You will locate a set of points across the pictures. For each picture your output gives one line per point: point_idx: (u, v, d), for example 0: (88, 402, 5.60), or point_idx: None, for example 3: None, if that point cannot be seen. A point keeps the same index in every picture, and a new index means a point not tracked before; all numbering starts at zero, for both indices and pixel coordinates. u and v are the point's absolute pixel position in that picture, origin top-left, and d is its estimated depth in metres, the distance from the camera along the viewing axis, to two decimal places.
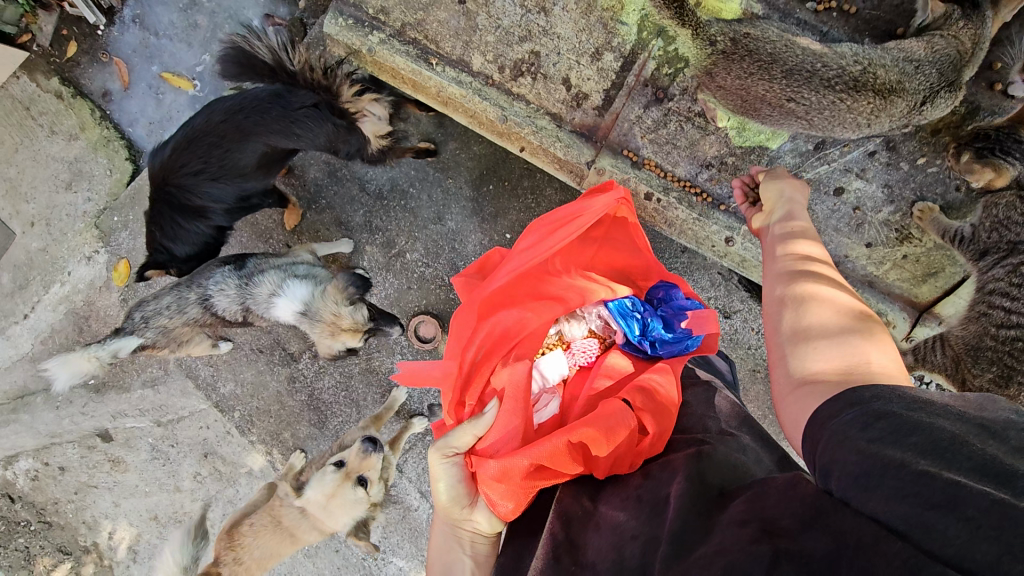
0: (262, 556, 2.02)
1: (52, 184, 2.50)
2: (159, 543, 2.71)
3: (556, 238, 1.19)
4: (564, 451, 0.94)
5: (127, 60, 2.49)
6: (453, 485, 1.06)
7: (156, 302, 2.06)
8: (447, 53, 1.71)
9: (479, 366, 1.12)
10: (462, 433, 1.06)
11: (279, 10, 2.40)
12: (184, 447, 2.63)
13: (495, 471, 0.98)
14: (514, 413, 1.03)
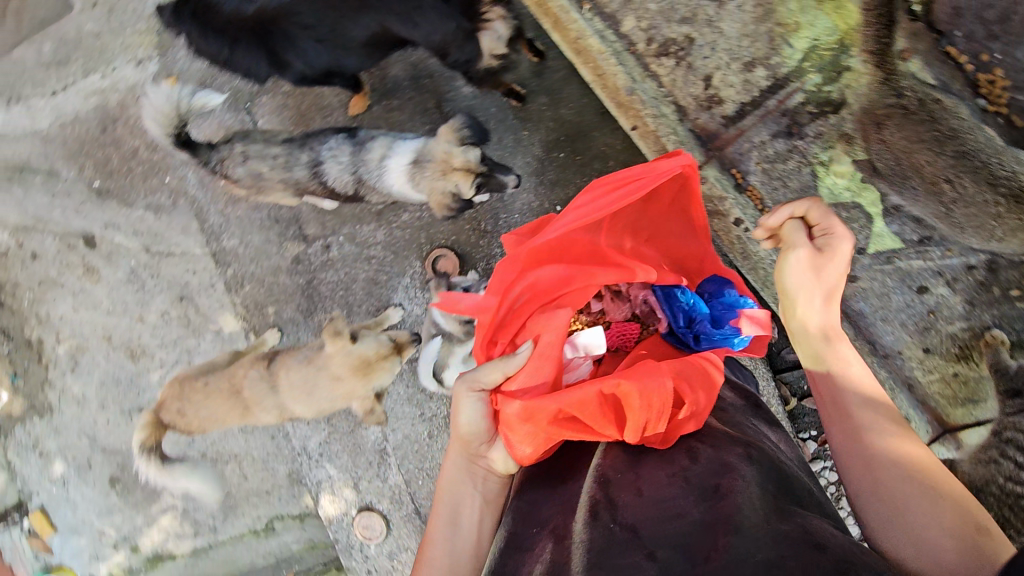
0: (208, 417, 2.01)
1: None
2: (104, 362, 2.69)
3: (612, 205, 1.25)
4: (594, 401, 1.13)
5: None
6: (476, 419, 1.22)
7: (263, 148, 1.89)
8: (603, 4, 1.77)
9: (518, 312, 1.27)
10: (490, 376, 1.18)
11: None
12: (163, 282, 2.57)
13: (522, 410, 1.14)
14: (546, 363, 1.22)
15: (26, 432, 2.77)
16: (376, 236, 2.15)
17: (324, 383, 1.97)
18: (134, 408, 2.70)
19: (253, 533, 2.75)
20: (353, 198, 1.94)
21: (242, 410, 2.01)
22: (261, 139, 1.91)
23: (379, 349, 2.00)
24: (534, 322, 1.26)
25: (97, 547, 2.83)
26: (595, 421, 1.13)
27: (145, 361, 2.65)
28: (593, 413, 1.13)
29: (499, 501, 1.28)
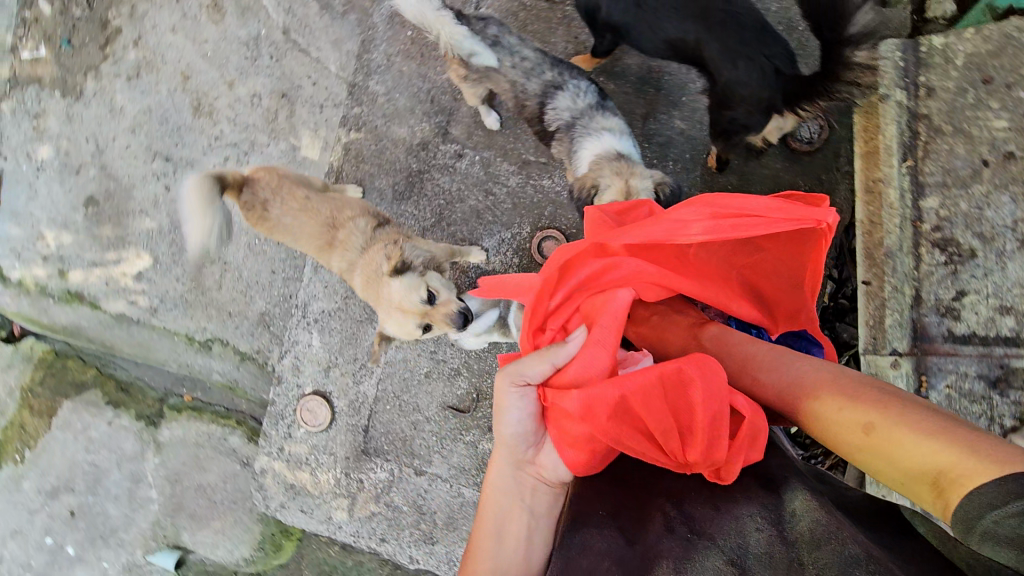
0: (284, 224, 2.05)
1: None
2: (164, 96, 2.50)
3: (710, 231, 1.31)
4: (656, 392, 1.15)
5: None
6: (522, 418, 1.31)
7: (518, 46, 1.95)
8: (924, 171, 1.67)
9: (572, 298, 1.41)
10: (537, 372, 1.27)
11: None
12: (275, 69, 2.40)
13: (577, 401, 1.20)
14: (600, 350, 1.26)
15: (35, 97, 2.59)
16: (500, 172, 2.09)
17: (373, 287, 2.00)
18: (161, 154, 2.51)
19: (187, 338, 2.59)
20: (547, 134, 2.00)
21: (317, 243, 2.06)
22: (523, 38, 1.97)
23: (433, 315, 1.95)
24: (587, 308, 1.38)
25: (26, 246, 2.66)
26: (664, 427, 1.13)
27: (204, 122, 2.47)
28: (658, 408, 1.14)
29: (551, 513, 1.31)
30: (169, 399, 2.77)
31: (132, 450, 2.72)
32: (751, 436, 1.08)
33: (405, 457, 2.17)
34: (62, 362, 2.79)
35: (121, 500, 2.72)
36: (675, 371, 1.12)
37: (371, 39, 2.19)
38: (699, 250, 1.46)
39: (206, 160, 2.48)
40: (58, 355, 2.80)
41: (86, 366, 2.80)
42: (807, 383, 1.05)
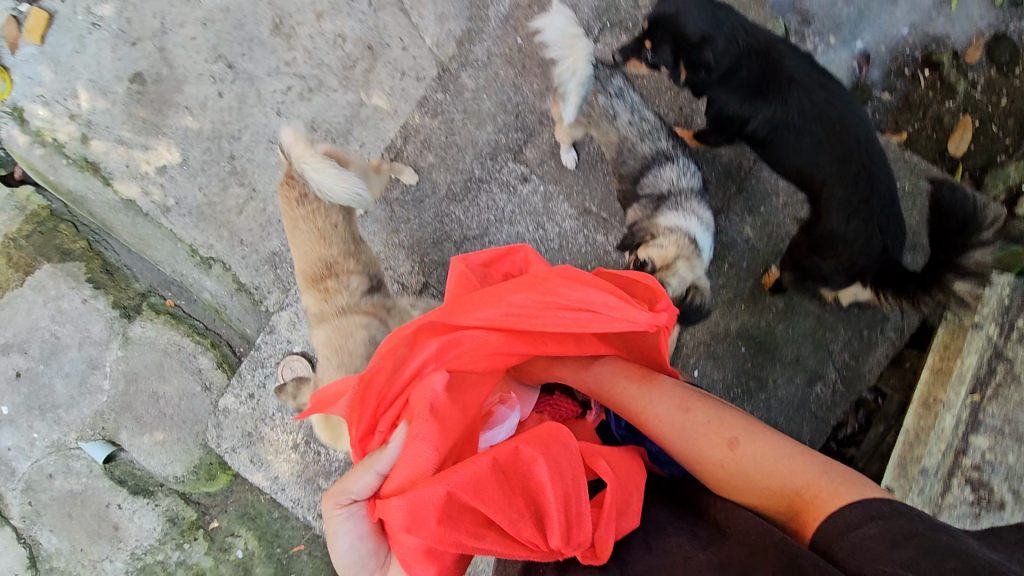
0: (303, 226, 1.94)
1: None
2: (247, 3, 2.37)
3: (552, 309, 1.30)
4: (494, 480, 1.11)
5: None
6: (356, 539, 1.21)
7: (639, 106, 1.95)
8: (987, 409, 1.66)
9: (403, 389, 1.29)
10: (364, 484, 1.19)
11: (878, 68, 2.10)
12: (369, 20, 2.28)
13: (403, 511, 1.09)
14: (422, 440, 1.17)
15: None
16: (560, 208, 2.04)
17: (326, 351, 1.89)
18: (225, 59, 2.38)
19: (189, 249, 2.50)
20: (631, 195, 1.94)
21: (308, 267, 1.95)
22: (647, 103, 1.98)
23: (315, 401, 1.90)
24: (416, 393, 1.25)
25: (57, 97, 2.48)
26: (513, 524, 1.07)
27: (280, 44, 2.35)
28: (497, 497, 1.09)
29: None
30: (151, 296, 2.67)
31: (98, 336, 2.62)
32: (620, 505, 1.08)
33: None
34: (54, 223, 2.66)
35: (71, 380, 2.62)
36: (513, 450, 1.13)
37: (478, 31, 2.10)
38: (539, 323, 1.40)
39: (268, 82, 2.37)
40: (52, 214, 2.67)
41: (78, 236, 2.68)
42: (671, 415, 1.18)
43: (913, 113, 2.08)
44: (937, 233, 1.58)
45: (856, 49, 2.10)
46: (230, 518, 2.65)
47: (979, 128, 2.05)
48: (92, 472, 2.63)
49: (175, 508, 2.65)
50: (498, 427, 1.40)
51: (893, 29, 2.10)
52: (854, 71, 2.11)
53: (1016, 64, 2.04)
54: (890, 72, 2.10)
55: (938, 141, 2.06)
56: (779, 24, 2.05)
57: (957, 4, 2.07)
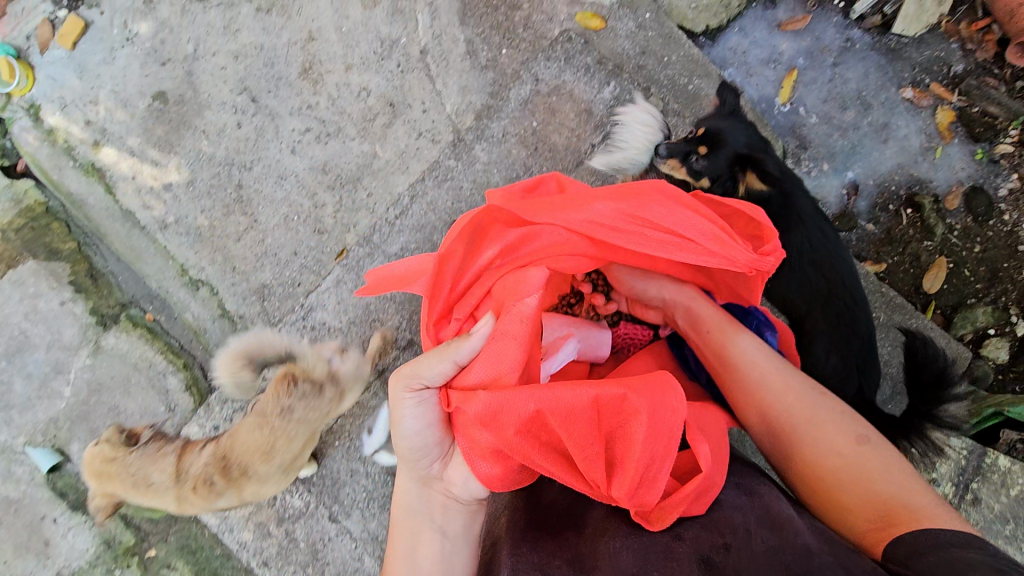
0: (260, 416, 2.00)
1: None
2: (281, 44, 2.45)
3: (635, 234, 1.63)
4: (584, 414, 1.39)
5: (809, 30, 2.31)
6: (424, 423, 1.50)
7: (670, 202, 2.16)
8: None
9: (483, 284, 1.71)
10: (439, 371, 1.46)
11: (865, 199, 2.25)
12: (395, 80, 2.38)
13: (486, 408, 1.39)
14: (503, 352, 1.48)
15: None
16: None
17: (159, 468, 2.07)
18: (249, 92, 2.45)
19: (180, 269, 2.49)
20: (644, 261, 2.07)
21: (246, 449, 2.02)
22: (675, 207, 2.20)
23: (110, 442, 2.13)
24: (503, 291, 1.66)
25: (76, 102, 2.51)
26: (587, 456, 1.39)
27: (306, 88, 2.43)
28: (580, 433, 1.39)
29: (455, 516, 1.56)
30: (131, 308, 2.62)
31: (69, 341, 2.56)
32: (696, 493, 1.32)
33: (327, 497, 2.16)
34: (48, 220, 2.61)
35: (32, 382, 2.55)
36: (623, 397, 1.37)
37: (497, 108, 2.20)
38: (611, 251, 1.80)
39: (288, 121, 2.44)
40: (48, 211, 2.62)
41: (69, 237, 2.62)
42: (773, 383, 1.53)
43: (894, 247, 2.21)
44: (917, 384, 1.69)
45: (846, 180, 2.25)
46: (168, 550, 2.54)
47: (953, 270, 2.18)
48: (32, 481, 2.52)
49: (113, 530, 2.54)
50: (559, 352, 1.77)
51: (882, 166, 2.26)
52: (841, 200, 2.26)
53: (990, 216, 2.19)
54: (876, 204, 2.24)
55: (914, 276, 2.19)
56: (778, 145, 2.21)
57: (941, 152, 2.24)
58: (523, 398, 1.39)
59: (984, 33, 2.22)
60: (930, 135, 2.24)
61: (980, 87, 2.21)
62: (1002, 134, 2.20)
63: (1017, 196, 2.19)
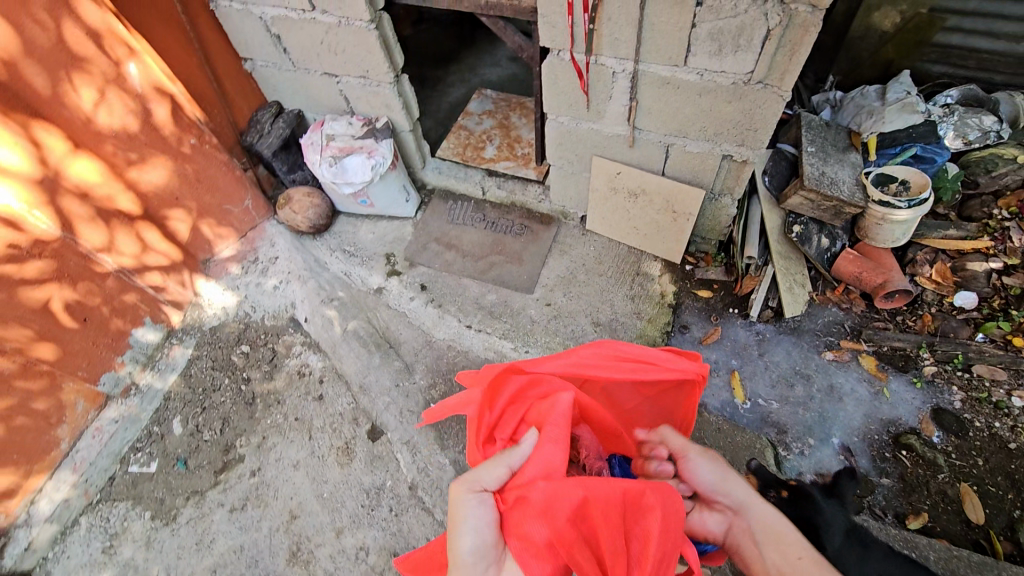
0: None
1: (591, 311, 2.76)
2: (261, 536, 2.32)
3: (622, 372, 1.69)
4: (618, 506, 1.32)
5: (723, 336, 2.70)
6: (478, 529, 1.37)
7: None
8: None
9: (506, 409, 1.60)
10: (495, 474, 1.43)
11: (864, 458, 2.35)
12: (392, 527, 2.29)
13: (542, 497, 1.32)
14: (545, 450, 1.44)
15: (121, 518, 2.41)
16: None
17: None
18: None
19: None
20: None
21: None
22: None
23: None
24: (531, 413, 1.57)
25: None
26: (613, 550, 1.31)
27: (297, 575, 2.24)
28: (613, 533, 1.31)
29: None
30: None
31: None
32: None
33: None
34: None
35: None
36: (641, 493, 1.35)
37: None
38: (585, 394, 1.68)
39: None
40: None
41: None
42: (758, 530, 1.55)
43: (918, 491, 2.26)
44: None
45: (836, 446, 2.37)
46: None
47: (980, 491, 2.24)
48: None
49: None
50: None
51: (854, 421, 2.44)
52: (845, 466, 2.35)
53: (966, 428, 2.37)
54: (875, 456, 2.35)
55: (957, 512, 2.20)
56: (766, 443, 2.37)
57: (888, 390, 2.49)
58: (569, 486, 1.32)
59: (847, 293, 2.72)
60: (869, 380, 2.53)
61: (876, 332, 2.62)
62: (919, 359, 2.54)
63: (971, 402, 2.42)
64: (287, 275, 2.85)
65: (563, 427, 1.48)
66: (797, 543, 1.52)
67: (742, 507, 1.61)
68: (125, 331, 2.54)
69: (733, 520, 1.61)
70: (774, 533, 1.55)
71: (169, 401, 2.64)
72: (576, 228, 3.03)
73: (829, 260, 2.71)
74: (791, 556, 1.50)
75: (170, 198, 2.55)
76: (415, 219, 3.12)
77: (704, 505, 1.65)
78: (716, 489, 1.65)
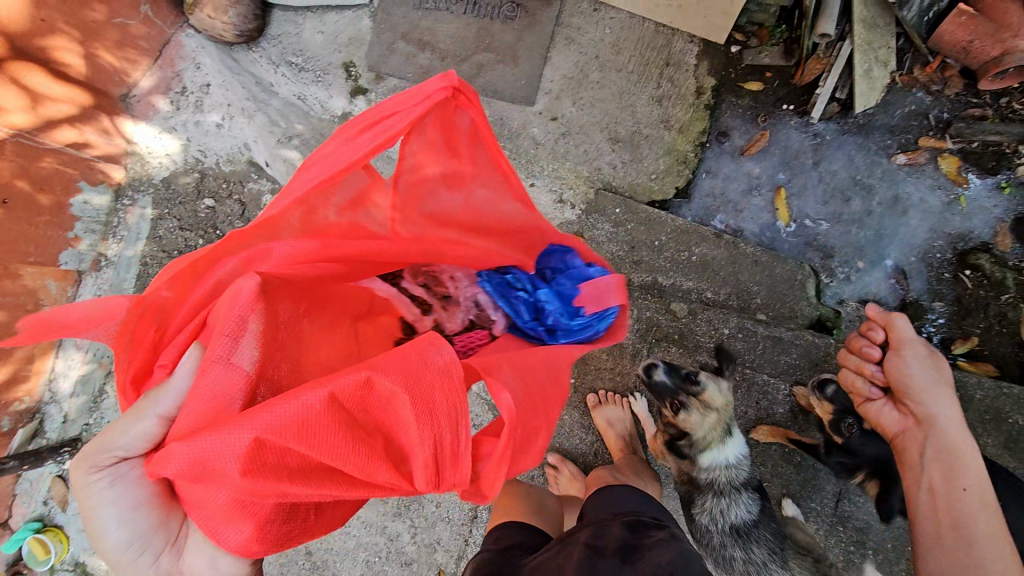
0: None
1: (609, 124, 2.24)
2: None
3: (399, 160, 1.28)
4: (325, 417, 1.01)
5: (771, 143, 2.20)
6: (128, 511, 1.12)
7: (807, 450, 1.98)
8: None
9: (168, 318, 1.18)
10: (139, 434, 1.11)
11: (918, 280, 2.11)
12: None
13: (184, 465, 0.97)
14: (201, 390, 1.05)
15: None
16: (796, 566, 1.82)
17: None
18: None
19: None
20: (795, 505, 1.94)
21: None
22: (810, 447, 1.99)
23: None
24: (201, 314, 1.19)
25: None
26: (339, 459, 1.01)
27: None
28: (333, 441, 1.00)
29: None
30: None
31: None
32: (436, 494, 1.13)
33: None
34: None
35: None
36: (364, 381, 1.03)
37: None
38: (364, 213, 1.34)
39: None
40: None
41: None
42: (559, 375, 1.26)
43: (974, 314, 2.05)
44: None
45: (890, 269, 2.12)
46: None
47: None
48: None
49: None
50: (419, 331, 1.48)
51: (915, 239, 2.12)
52: (896, 289, 2.12)
53: None
54: (931, 278, 2.10)
55: (1012, 334, 2.00)
56: (808, 274, 2.11)
57: (966, 198, 2.10)
58: (235, 426, 0.96)
59: (942, 69, 2.08)
60: (944, 188, 2.11)
61: (970, 124, 2.06)
62: (1016, 156, 2.05)
63: None
64: (229, 107, 2.30)
65: (253, 323, 1.12)
66: (972, 466, 1.46)
67: (930, 420, 1.52)
68: (62, 203, 2.15)
69: (911, 422, 1.57)
70: (952, 455, 1.47)
71: (148, 266, 2.38)
72: (585, 3, 2.27)
73: (931, 24, 1.98)
74: (955, 486, 1.45)
75: (37, 23, 1.91)
76: (373, 8, 2.35)
77: (891, 399, 1.64)
78: (912, 382, 1.56)
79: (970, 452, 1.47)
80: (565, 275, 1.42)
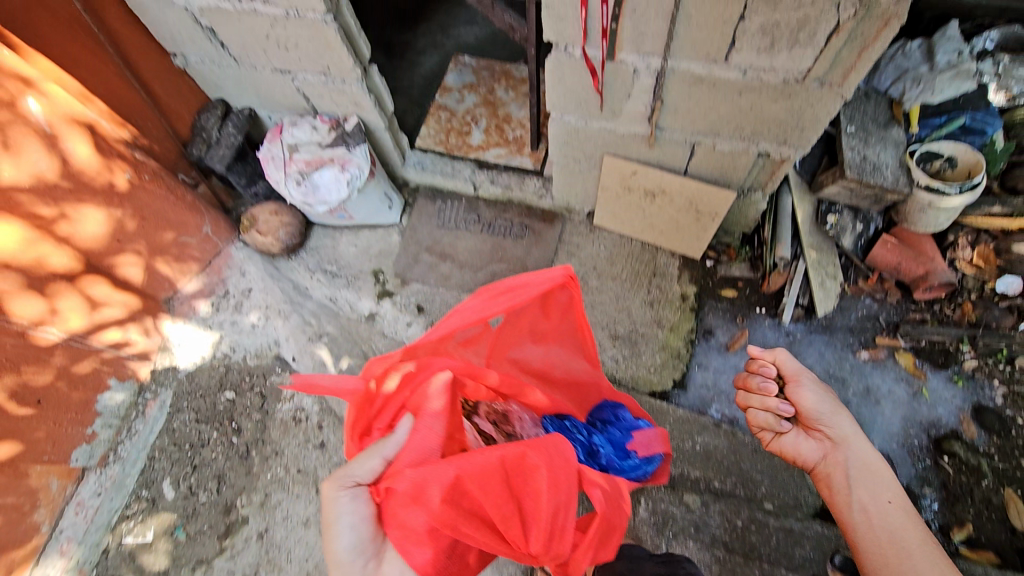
0: None
1: (608, 323, 2.53)
2: None
3: (501, 322, 1.48)
4: (495, 476, 1.17)
5: (751, 341, 2.50)
6: (355, 525, 1.21)
7: None
8: None
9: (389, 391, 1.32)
10: (368, 469, 1.22)
11: (905, 466, 2.26)
12: None
13: (410, 484, 1.16)
14: (418, 437, 1.25)
15: None
16: None
17: None
18: None
19: None
20: None
21: None
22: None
23: None
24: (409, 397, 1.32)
25: None
26: (504, 513, 1.18)
27: None
28: (499, 494, 1.18)
29: None
30: None
31: None
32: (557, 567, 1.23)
33: None
34: None
35: None
36: (519, 456, 1.16)
37: None
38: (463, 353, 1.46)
39: None
40: None
41: None
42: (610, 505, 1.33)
43: (962, 501, 2.19)
44: None
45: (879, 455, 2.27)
46: None
47: None
48: None
49: None
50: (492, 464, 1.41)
51: (893, 426, 2.33)
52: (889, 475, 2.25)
53: (1009, 427, 2.28)
54: (915, 464, 2.27)
55: (1001, 520, 2.15)
56: None
57: (927, 389, 2.37)
58: (439, 466, 1.15)
59: (881, 282, 2.49)
60: (907, 381, 2.39)
61: (913, 326, 2.44)
62: (959, 355, 2.40)
63: (1013, 397, 2.32)
64: (267, 309, 2.53)
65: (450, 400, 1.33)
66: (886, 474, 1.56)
67: (845, 441, 1.59)
68: (89, 399, 2.23)
69: (829, 449, 1.61)
70: (871, 472, 1.57)
71: (155, 459, 2.36)
72: (583, 225, 2.71)
73: (864, 248, 2.48)
74: (880, 499, 1.53)
75: (112, 245, 2.15)
76: (401, 225, 2.75)
77: (803, 429, 1.65)
78: (828, 416, 1.60)
79: (885, 474, 1.56)
80: (616, 426, 1.55)
